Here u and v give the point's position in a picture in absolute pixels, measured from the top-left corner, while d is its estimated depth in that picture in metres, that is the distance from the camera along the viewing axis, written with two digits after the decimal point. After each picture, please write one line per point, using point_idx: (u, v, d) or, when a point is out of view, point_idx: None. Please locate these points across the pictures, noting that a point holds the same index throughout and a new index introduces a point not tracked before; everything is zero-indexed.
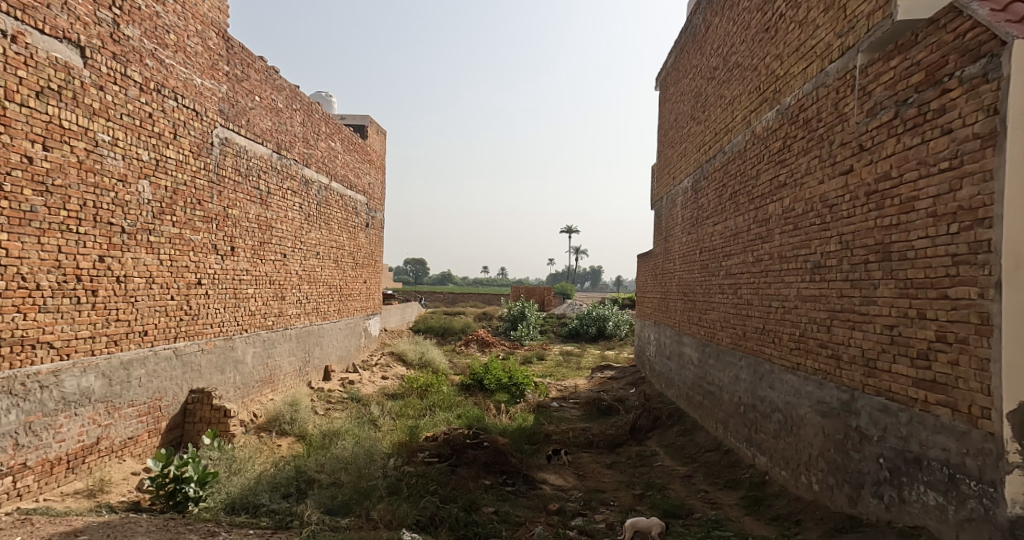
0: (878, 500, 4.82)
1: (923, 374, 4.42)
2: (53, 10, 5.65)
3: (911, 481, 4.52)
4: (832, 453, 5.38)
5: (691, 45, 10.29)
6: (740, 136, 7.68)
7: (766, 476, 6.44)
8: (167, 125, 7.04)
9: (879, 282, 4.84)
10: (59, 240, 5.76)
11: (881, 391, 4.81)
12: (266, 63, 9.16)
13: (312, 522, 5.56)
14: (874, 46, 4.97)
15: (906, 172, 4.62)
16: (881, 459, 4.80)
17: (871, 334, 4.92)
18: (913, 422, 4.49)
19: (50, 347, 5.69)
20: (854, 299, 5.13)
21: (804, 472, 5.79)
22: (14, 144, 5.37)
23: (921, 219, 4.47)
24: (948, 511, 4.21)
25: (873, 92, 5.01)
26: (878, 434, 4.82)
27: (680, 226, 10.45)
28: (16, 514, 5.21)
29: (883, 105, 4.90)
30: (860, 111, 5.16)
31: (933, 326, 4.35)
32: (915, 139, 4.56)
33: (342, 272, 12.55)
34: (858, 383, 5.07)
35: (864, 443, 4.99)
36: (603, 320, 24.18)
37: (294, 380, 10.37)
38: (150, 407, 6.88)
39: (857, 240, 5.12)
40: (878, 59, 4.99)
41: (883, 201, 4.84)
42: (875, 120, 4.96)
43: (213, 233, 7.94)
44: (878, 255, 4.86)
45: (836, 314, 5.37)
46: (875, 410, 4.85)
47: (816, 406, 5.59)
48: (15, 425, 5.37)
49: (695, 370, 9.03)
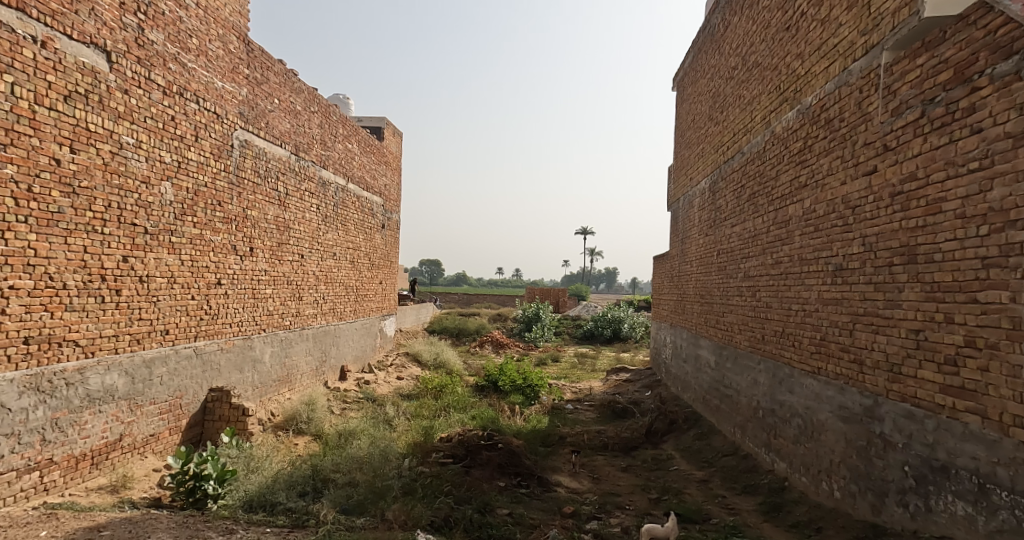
0: (902, 508, 4.78)
1: (951, 380, 4.38)
2: (81, 16, 5.75)
3: (938, 490, 4.48)
4: (854, 459, 5.34)
5: (709, 44, 10.25)
6: (759, 137, 7.64)
7: (785, 482, 6.40)
8: (189, 127, 7.14)
9: (905, 286, 4.79)
10: (85, 241, 5.85)
11: (906, 397, 4.76)
12: (285, 66, 9.26)
13: (328, 522, 5.62)
14: (900, 43, 4.92)
15: (933, 173, 4.59)
16: (906, 466, 4.76)
17: (895, 339, 4.87)
18: (941, 430, 4.45)
19: (76, 345, 5.79)
20: (878, 302, 5.08)
21: (825, 479, 5.75)
22: (44, 147, 5.47)
23: (948, 220, 4.44)
24: (977, 521, 4.17)
25: (898, 91, 4.96)
26: (903, 441, 4.78)
27: (698, 228, 10.38)
28: (43, 508, 5.31)
29: (908, 104, 4.85)
30: (885, 110, 5.11)
31: (961, 330, 4.31)
32: (942, 138, 4.52)
33: (358, 272, 12.64)
34: (882, 389, 5.02)
35: (888, 450, 4.94)
36: (619, 322, 24.08)
37: (311, 379, 10.45)
38: (171, 405, 6.98)
39: (881, 242, 5.07)
40: (903, 56, 4.94)
41: (908, 202, 4.80)
42: (900, 119, 4.92)
43: (232, 233, 8.04)
44: (903, 257, 4.81)
45: (858, 318, 5.32)
46: (899, 416, 4.81)
47: (838, 412, 5.54)
48: (42, 422, 5.47)
49: (712, 374, 8.99)
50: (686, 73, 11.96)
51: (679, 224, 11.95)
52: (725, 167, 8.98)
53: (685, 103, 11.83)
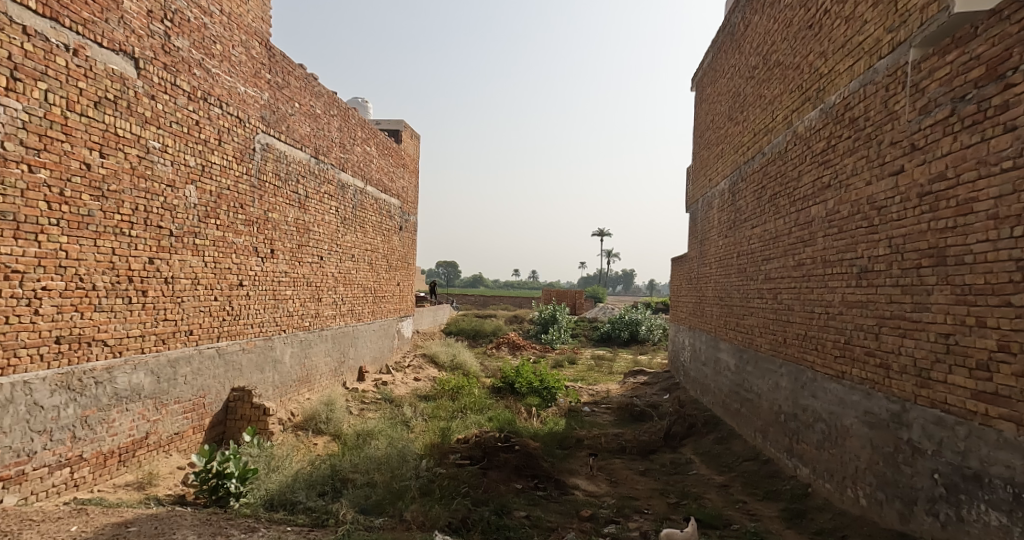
0: (933, 517, 4.76)
1: (984, 386, 4.37)
2: (111, 24, 5.89)
3: (970, 499, 4.46)
4: (881, 466, 5.31)
5: (729, 43, 10.23)
6: (780, 137, 7.62)
7: (808, 489, 6.38)
8: (213, 132, 7.28)
9: (933, 289, 4.78)
10: (113, 243, 6.00)
11: (935, 403, 4.74)
12: (306, 70, 9.40)
13: (347, 521, 5.69)
14: (928, 40, 4.91)
15: (964, 172, 4.58)
16: (936, 474, 4.74)
17: (924, 343, 4.85)
18: (973, 437, 4.43)
19: (105, 345, 5.93)
20: (905, 305, 5.06)
21: (850, 486, 5.73)
22: (75, 151, 5.61)
23: (981, 221, 4.43)
24: (1011, 531, 4.15)
25: (927, 89, 4.95)
26: (932, 448, 4.76)
27: (717, 229, 10.36)
28: (73, 504, 5.43)
29: (938, 102, 4.84)
30: (912, 109, 5.09)
31: (994, 334, 4.30)
32: (974, 137, 4.51)
33: (376, 274, 12.77)
34: (909, 394, 4.99)
35: (917, 457, 4.92)
36: (637, 325, 24.04)
37: (330, 380, 10.58)
38: (195, 404, 7.11)
39: (908, 243, 5.05)
40: (932, 53, 4.92)
41: (937, 203, 4.78)
42: (929, 118, 4.91)
43: (254, 235, 8.17)
44: (932, 259, 4.80)
45: (884, 321, 5.30)
46: (928, 423, 4.79)
47: (863, 417, 5.52)
48: (73, 419, 5.61)
49: (732, 377, 8.97)
50: (705, 72, 11.93)
51: (697, 224, 11.92)
52: (745, 167, 8.95)
53: (704, 103, 11.81)
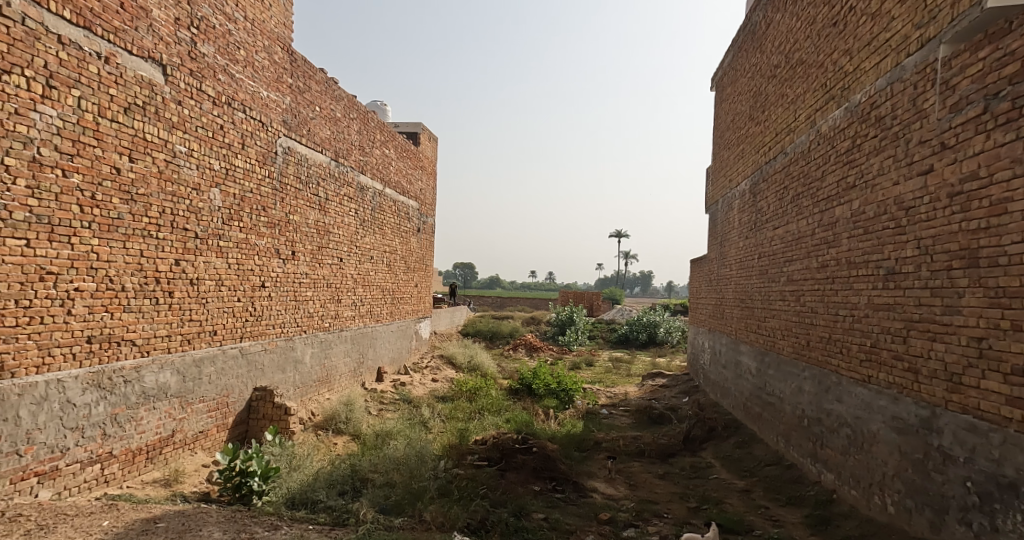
0: (965, 526, 4.72)
1: (1018, 391, 4.34)
2: (140, 32, 6.04)
3: (1005, 508, 4.42)
4: (910, 473, 5.28)
5: (750, 41, 10.20)
6: (803, 137, 7.60)
7: (833, 495, 6.35)
8: (237, 136, 7.42)
9: (965, 291, 4.76)
10: (141, 245, 6.14)
11: (968, 408, 4.72)
12: (326, 74, 9.53)
13: (368, 521, 5.78)
14: (959, 36, 4.88)
15: (997, 171, 4.55)
16: (969, 482, 4.70)
17: (956, 347, 4.82)
18: (1008, 444, 4.40)
19: (133, 345, 6.08)
20: (934, 308, 5.04)
21: (877, 493, 5.70)
22: (106, 156, 5.75)
23: (1014, 221, 4.41)
24: None
25: (958, 86, 4.92)
26: (965, 455, 4.73)
27: (737, 230, 10.33)
28: (104, 499, 5.57)
29: (969, 99, 4.81)
30: (942, 107, 5.07)
31: None
32: (1007, 135, 4.48)
33: (394, 275, 12.88)
34: (940, 399, 4.97)
35: (948, 465, 4.88)
36: (655, 327, 23.99)
37: (349, 380, 10.70)
38: (219, 403, 7.25)
39: (938, 244, 5.03)
40: (963, 50, 4.90)
41: (969, 203, 4.76)
42: (960, 116, 4.88)
43: (276, 237, 8.31)
44: (963, 260, 4.78)
45: (913, 325, 5.28)
46: (960, 429, 4.77)
47: (891, 423, 5.49)
48: (103, 417, 5.76)
49: (754, 380, 8.93)
50: (726, 72, 11.90)
51: (717, 225, 11.88)
52: (766, 168, 8.92)
53: (725, 102, 11.78)
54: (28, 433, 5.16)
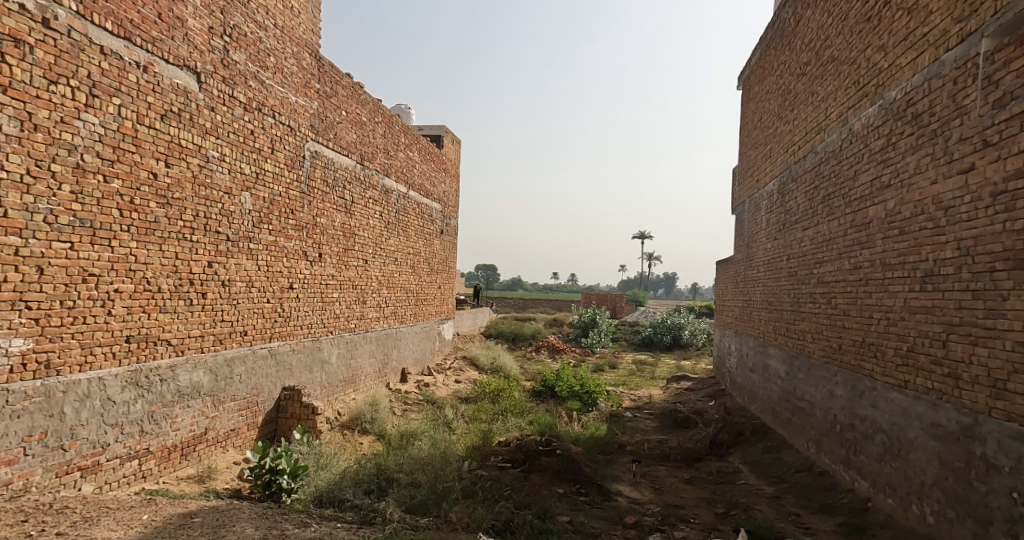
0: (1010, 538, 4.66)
1: None
2: (176, 41, 6.23)
3: None
4: (951, 482, 5.23)
5: (779, 39, 10.14)
6: (834, 135, 7.56)
7: (868, 503, 6.30)
8: (267, 140, 7.60)
9: (1008, 294, 4.72)
10: (176, 248, 6.32)
11: (1012, 416, 4.66)
12: (352, 79, 9.68)
13: (394, 520, 5.87)
14: (1002, 29, 4.83)
15: None
16: (1014, 493, 4.64)
17: (999, 352, 4.78)
18: None
19: (168, 345, 6.25)
20: (977, 311, 5.00)
21: (915, 502, 5.64)
22: (144, 162, 5.94)
23: None
24: None
25: (1000, 81, 4.88)
26: (1010, 465, 4.68)
27: (765, 231, 10.27)
28: (142, 493, 5.75)
29: (1013, 95, 4.77)
30: (984, 103, 5.02)
31: None
32: None
33: (418, 277, 13.01)
34: (983, 406, 4.92)
35: (992, 474, 4.83)
36: (679, 330, 23.90)
37: (374, 381, 10.85)
38: (249, 402, 7.42)
39: (981, 245, 4.99)
40: (1006, 43, 4.85)
41: (1012, 202, 4.72)
42: (1002, 111, 4.84)
43: (303, 240, 8.47)
44: (1006, 261, 4.74)
45: (953, 328, 5.24)
46: (1005, 437, 4.71)
47: (930, 430, 5.44)
48: (141, 414, 5.94)
49: (783, 384, 8.88)
50: (753, 70, 11.85)
51: (744, 226, 11.82)
52: (795, 167, 8.88)
53: (752, 101, 11.73)
54: (72, 428, 5.34)
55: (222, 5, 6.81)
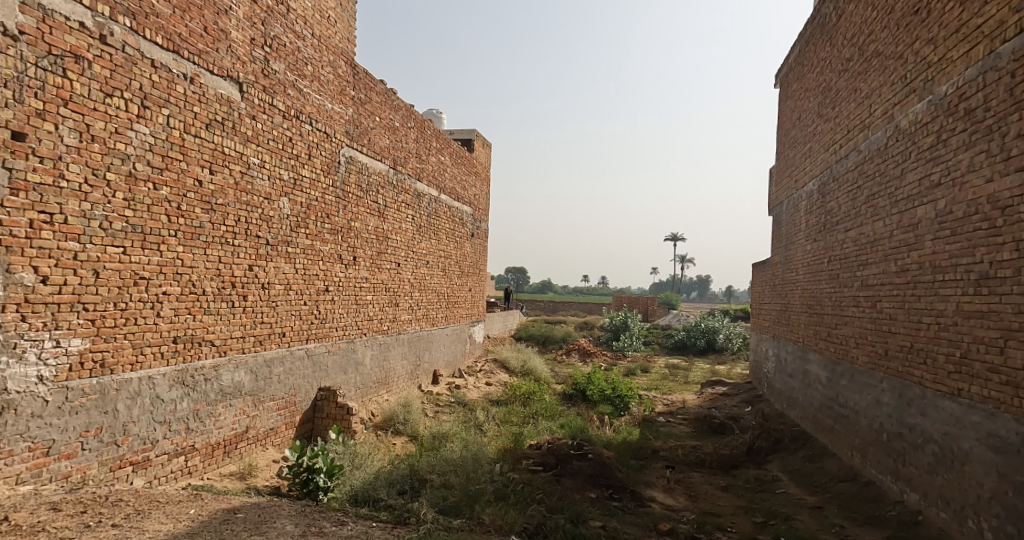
0: None
1: None
2: (221, 53, 6.45)
3: None
4: (1010, 497, 5.13)
5: (819, 34, 10.03)
6: (879, 132, 7.47)
7: (918, 516, 6.20)
8: (304, 147, 7.80)
9: None
10: (220, 252, 6.54)
11: None
12: (386, 85, 9.86)
13: (428, 521, 5.97)
14: None
15: None
16: None
17: None
18: None
19: (212, 345, 6.47)
20: None
21: (970, 516, 5.55)
22: (190, 169, 6.17)
23: None
24: None
25: None
26: None
27: (804, 232, 10.17)
28: (189, 488, 5.95)
29: None
30: None
31: None
32: None
33: (449, 279, 13.15)
34: None
35: None
36: (713, 333, 23.63)
37: (406, 383, 11.01)
38: (287, 401, 7.61)
39: None
40: None
41: None
42: None
43: (338, 244, 8.66)
44: None
45: (1011, 334, 5.16)
46: None
47: (987, 441, 5.35)
48: (187, 412, 6.16)
49: (824, 391, 8.78)
50: (791, 67, 11.73)
51: (782, 227, 11.71)
52: (837, 166, 8.78)
53: (790, 99, 11.61)
54: (125, 425, 5.57)
55: (263, 16, 7.02)
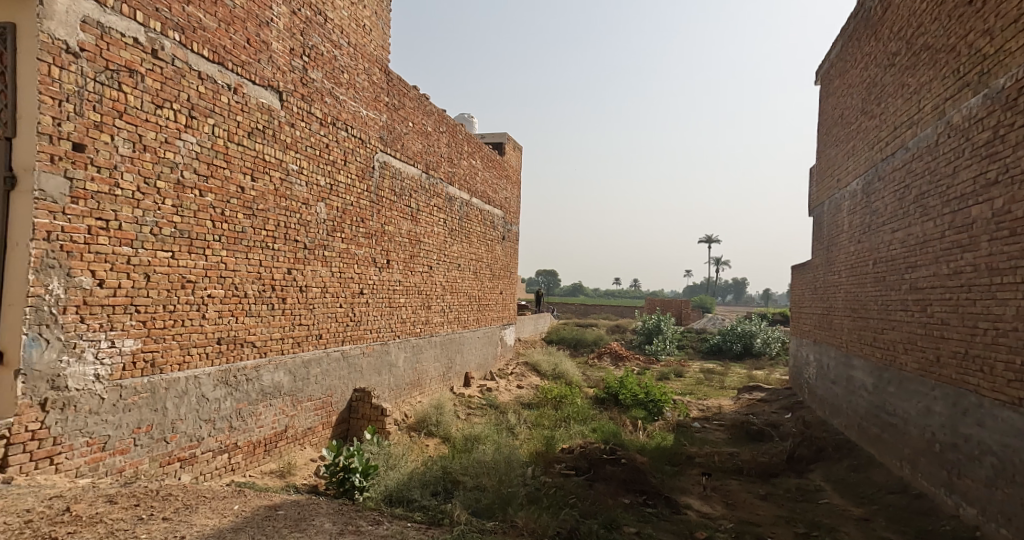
0: None
1: None
2: (262, 63, 6.66)
3: None
4: None
5: (863, 29, 9.86)
6: (929, 129, 7.34)
7: (973, 531, 6.07)
8: (340, 153, 7.99)
9: None
10: (260, 256, 6.74)
11: None
12: (418, 91, 10.02)
13: (461, 522, 6.05)
14: None
15: None
16: None
17: None
18: None
19: (254, 346, 6.68)
20: None
21: None
22: (233, 176, 6.38)
23: None
24: None
25: None
26: None
27: (848, 233, 10.02)
28: (232, 484, 6.15)
29: None
30: None
31: None
32: None
33: (480, 282, 13.26)
34: None
35: None
36: (750, 337, 23.28)
37: (439, 385, 11.14)
38: (324, 402, 7.80)
39: None
40: None
41: None
42: None
43: (373, 247, 8.83)
44: None
45: None
46: None
47: None
48: (230, 411, 6.37)
49: (871, 398, 8.63)
50: (833, 63, 11.55)
51: (823, 228, 11.54)
52: (883, 165, 8.64)
53: (832, 96, 11.43)
54: (173, 423, 5.80)
55: (302, 27, 7.22)
